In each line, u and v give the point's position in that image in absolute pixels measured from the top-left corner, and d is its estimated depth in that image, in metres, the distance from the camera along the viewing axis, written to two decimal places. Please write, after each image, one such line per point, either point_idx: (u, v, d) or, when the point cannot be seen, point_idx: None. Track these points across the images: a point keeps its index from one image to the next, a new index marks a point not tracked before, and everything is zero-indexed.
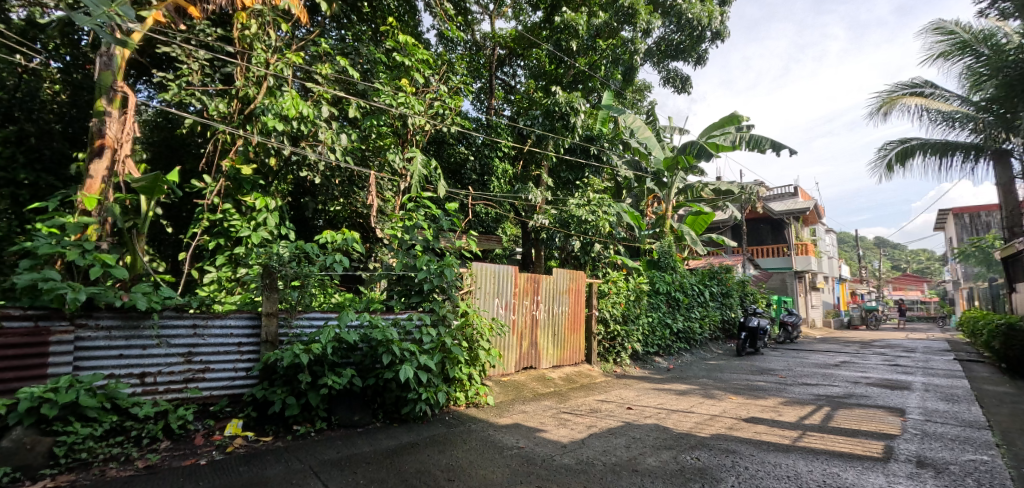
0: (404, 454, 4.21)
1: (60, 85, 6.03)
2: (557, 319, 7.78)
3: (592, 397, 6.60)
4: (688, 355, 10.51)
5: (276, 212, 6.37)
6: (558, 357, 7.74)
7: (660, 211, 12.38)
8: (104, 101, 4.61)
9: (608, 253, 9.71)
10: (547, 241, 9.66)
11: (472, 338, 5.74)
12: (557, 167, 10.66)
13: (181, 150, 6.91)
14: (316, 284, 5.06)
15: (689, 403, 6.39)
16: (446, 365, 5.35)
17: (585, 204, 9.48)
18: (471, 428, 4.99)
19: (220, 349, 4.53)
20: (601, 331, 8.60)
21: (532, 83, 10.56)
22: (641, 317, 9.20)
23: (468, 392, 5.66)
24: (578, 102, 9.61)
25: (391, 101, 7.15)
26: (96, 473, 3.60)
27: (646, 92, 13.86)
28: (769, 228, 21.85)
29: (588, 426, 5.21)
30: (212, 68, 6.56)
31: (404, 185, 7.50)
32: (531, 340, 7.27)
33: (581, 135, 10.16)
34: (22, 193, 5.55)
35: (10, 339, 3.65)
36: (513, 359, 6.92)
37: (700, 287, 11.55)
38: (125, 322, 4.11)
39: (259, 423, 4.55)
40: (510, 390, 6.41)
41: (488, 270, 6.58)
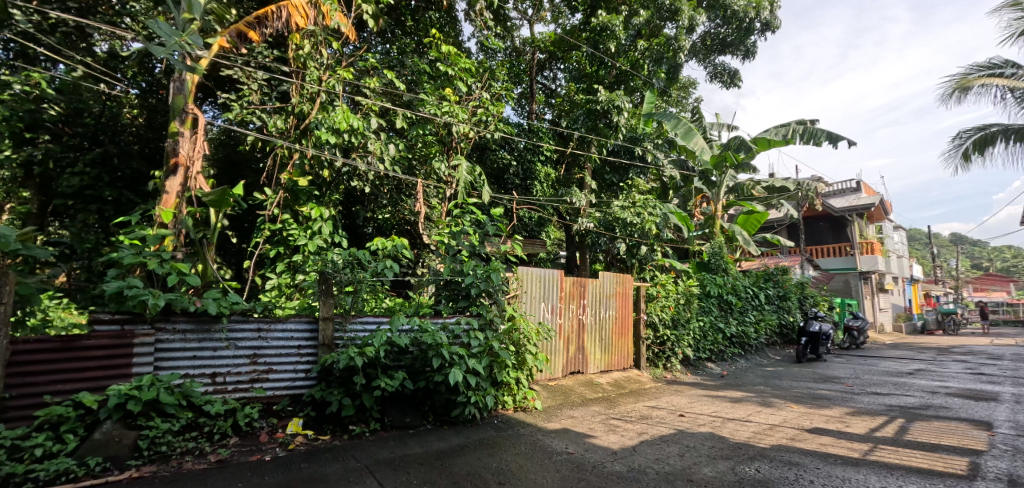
0: (454, 457, 4.35)
1: (138, 109, 6.58)
2: (604, 323, 7.79)
3: (642, 403, 6.56)
4: (743, 361, 10.23)
5: (330, 221, 6.71)
6: (606, 362, 7.75)
7: (710, 212, 12.14)
8: (178, 122, 5.02)
9: (655, 256, 9.63)
10: (592, 244, 9.70)
11: (519, 342, 5.86)
12: (601, 170, 10.67)
13: (242, 165, 7.40)
14: (369, 289, 5.31)
15: (746, 412, 6.26)
16: (494, 370, 5.47)
17: (629, 206, 9.44)
18: (520, 432, 5.09)
19: (281, 352, 4.82)
20: (650, 335, 8.53)
21: (573, 85, 10.63)
22: (691, 321, 9.05)
23: (516, 396, 5.76)
24: (622, 101, 9.52)
25: (436, 110, 7.39)
26: (175, 465, 3.90)
27: (691, 89, 13.64)
28: (829, 226, 20.97)
29: (639, 433, 5.22)
30: (270, 87, 7.00)
31: (450, 192, 7.71)
32: (578, 344, 7.31)
33: (625, 136, 10.12)
34: (107, 209, 6.12)
35: (101, 341, 4.04)
36: (560, 363, 6.99)
37: (754, 290, 11.22)
38: (198, 325, 4.46)
39: (318, 422, 4.80)
40: (558, 395, 6.48)
41: (534, 275, 6.69)
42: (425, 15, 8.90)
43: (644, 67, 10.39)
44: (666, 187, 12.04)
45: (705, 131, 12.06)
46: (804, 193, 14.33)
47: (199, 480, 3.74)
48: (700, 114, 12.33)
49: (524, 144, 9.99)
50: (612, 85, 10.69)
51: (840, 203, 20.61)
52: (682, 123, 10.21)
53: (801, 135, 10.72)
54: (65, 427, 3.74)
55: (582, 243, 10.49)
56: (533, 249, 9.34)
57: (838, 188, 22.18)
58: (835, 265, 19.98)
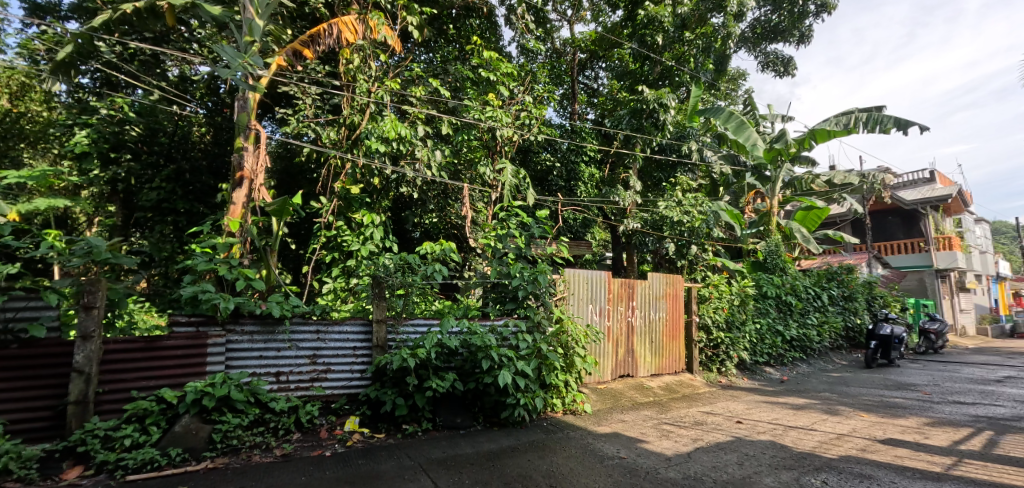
0: (504, 458, 4.46)
1: (206, 128, 7.03)
2: (654, 326, 7.73)
3: (696, 408, 6.47)
4: (805, 366, 9.85)
5: (382, 227, 7.03)
6: (656, 365, 7.69)
7: (764, 209, 11.79)
8: (242, 138, 5.38)
9: (706, 256, 9.44)
10: (639, 244, 9.64)
11: (568, 345, 5.92)
12: (647, 168, 10.56)
13: (298, 176, 7.84)
14: (419, 292, 5.51)
15: (810, 420, 6.07)
16: (543, 372, 5.56)
17: (675, 206, 9.29)
18: (570, 435, 5.15)
19: (339, 352, 5.08)
20: (703, 338, 8.38)
21: (615, 83, 10.64)
22: (747, 323, 8.80)
23: (565, 399, 5.81)
24: (669, 98, 9.44)
25: (480, 115, 7.57)
26: (244, 458, 4.19)
27: (741, 80, 13.30)
28: (899, 221, 19.87)
29: (694, 440, 5.17)
30: (323, 101, 7.38)
31: (496, 195, 7.82)
32: (627, 347, 7.30)
33: (671, 133, 9.99)
34: (181, 220, 6.64)
35: (179, 341, 4.39)
36: (609, 366, 6.99)
37: (815, 290, 10.78)
38: (264, 327, 4.77)
39: (373, 420, 5.02)
40: (608, 398, 6.48)
41: (581, 277, 6.74)
42: (466, 22, 9.13)
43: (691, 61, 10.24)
44: (716, 183, 11.74)
45: (758, 125, 11.72)
46: (869, 186, 13.63)
47: (267, 473, 4.00)
48: (752, 106, 11.99)
49: (567, 145, 10.06)
50: (655, 81, 10.58)
51: (911, 196, 19.48)
52: (733, 117, 9.71)
53: (864, 124, 10.07)
54: (150, 420, 4.07)
55: (630, 244, 10.45)
56: (579, 250, 9.38)
57: (909, 179, 20.95)
58: (907, 263, 18.87)
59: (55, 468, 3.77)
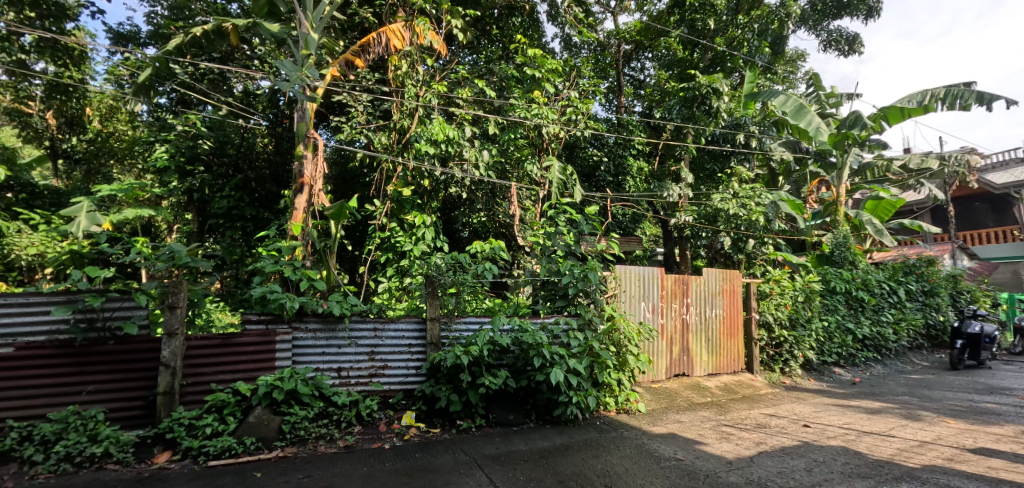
0: (558, 456, 4.54)
1: (268, 138, 7.52)
2: (711, 323, 7.60)
3: (758, 410, 6.30)
4: (880, 367, 9.22)
5: (433, 228, 7.29)
6: (714, 364, 7.56)
7: (830, 198, 11.23)
8: (302, 147, 5.69)
9: (767, 249, 9.10)
10: (693, 238, 9.44)
11: (620, 342, 5.91)
12: (700, 160, 10.33)
13: (352, 181, 8.24)
14: (470, 291, 5.68)
15: (888, 425, 5.79)
16: (595, 370, 5.59)
17: (729, 198, 9.05)
18: (624, 434, 5.15)
19: (395, 349, 5.30)
20: (764, 336, 8.12)
21: (662, 74, 10.48)
22: (813, 321, 8.42)
23: (618, 398, 5.81)
24: (722, 84, 9.21)
25: (525, 113, 7.67)
26: (311, 448, 4.46)
27: (800, 61, 12.77)
28: (989, 207, 18.49)
29: (757, 443, 5.06)
30: (374, 107, 7.68)
31: (542, 193, 7.87)
32: (682, 345, 7.21)
33: (726, 122, 9.57)
34: (249, 226, 7.16)
35: (251, 338, 4.74)
36: (663, 365, 6.93)
37: (891, 285, 10.11)
38: (326, 325, 5.06)
39: (429, 416, 5.20)
40: (663, 398, 6.43)
41: (633, 274, 6.71)
42: (510, 21, 9.23)
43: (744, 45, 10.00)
44: (774, 172, 11.32)
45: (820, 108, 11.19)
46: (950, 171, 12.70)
47: (333, 463, 4.25)
48: (814, 87, 11.42)
49: (614, 139, 9.99)
50: (706, 68, 10.38)
51: (1001, 180, 18.05)
52: (791, 100, 9.23)
53: (942, 101, 9.36)
54: (227, 410, 4.40)
55: (682, 239, 10.34)
56: (630, 246, 9.28)
57: (999, 160, 19.36)
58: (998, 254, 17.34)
59: (148, 452, 4.15)
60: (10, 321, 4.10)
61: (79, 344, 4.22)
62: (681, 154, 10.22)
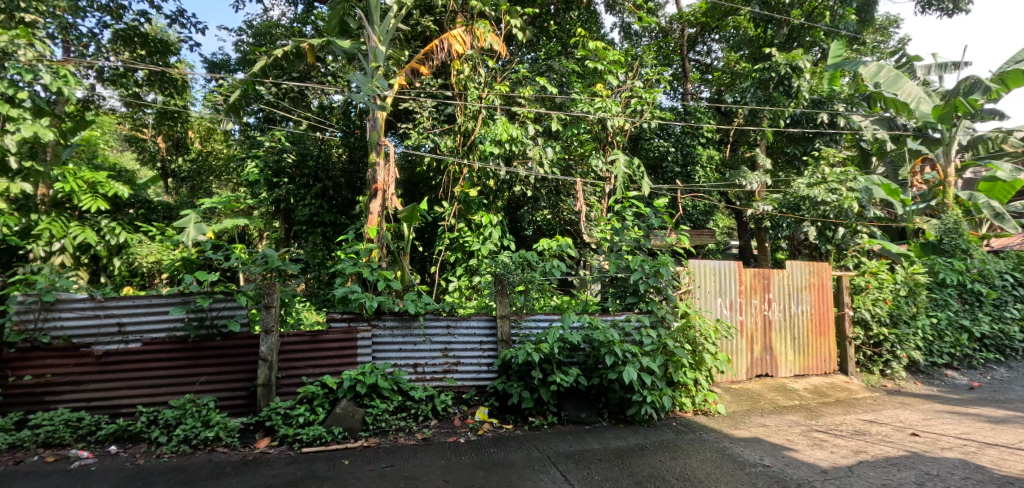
0: (634, 457, 4.54)
1: (342, 148, 7.99)
2: (797, 321, 7.23)
3: (855, 416, 5.89)
4: (1004, 369, 8.29)
5: (499, 226, 7.51)
6: (801, 365, 7.19)
7: (935, 179, 10.32)
8: (375, 154, 6.02)
9: (859, 239, 8.15)
10: (774, 228, 8.98)
11: (696, 340, 5.77)
12: (778, 144, 9.79)
13: (419, 185, 8.69)
14: (539, 289, 5.78)
15: (1017, 437, 5.27)
16: (670, 369, 5.50)
17: (815, 184, 8.49)
18: (703, 437, 5.04)
19: (467, 347, 5.49)
20: (859, 335, 7.58)
21: (732, 55, 10.12)
22: (919, 317, 7.73)
23: (695, 399, 5.68)
24: (803, 62, 8.82)
25: (588, 108, 7.60)
26: (392, 439, 4.73)
27: (892, 28, 11.81)
28: None
29: (855, 452, 4.77)
30: (439, 112, 8.03)
31: (609, 188, 7.85)
32: (764, 344, 6.93)
33: (807, 101, 9.04)
34: (328, 231, 7.70)
35: (336, 335, 5.08)
36: (744, 365, 6.71)
37: (1016, 276, 9.05)
38: (402, 322, 5.33)
39: (501, 412, 5.35)
40: (744, 400, 6.20)
41: (708, 268, 6.56)
42: (567, 15, 9.25)
43: (824, 15, 9.49)
44: (866, 153, 10.47)
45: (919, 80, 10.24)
46: None
47: (413, 454, 4.50)
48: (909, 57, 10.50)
49: (681, 128, 9.82)
50: (782, 44, 9.97)
51: None
52: (885, 71, 8.49)
53: None
54: (317, 402, 4.75)
55: (760, 229, 9.94)
56: (702, 239, 8.98)
57: None
58: None
59: (251, 438, 4.59)
60: (137, 321, 4.67)
61: (192, 340, 4.73)
62: (756, 140, 9.75)
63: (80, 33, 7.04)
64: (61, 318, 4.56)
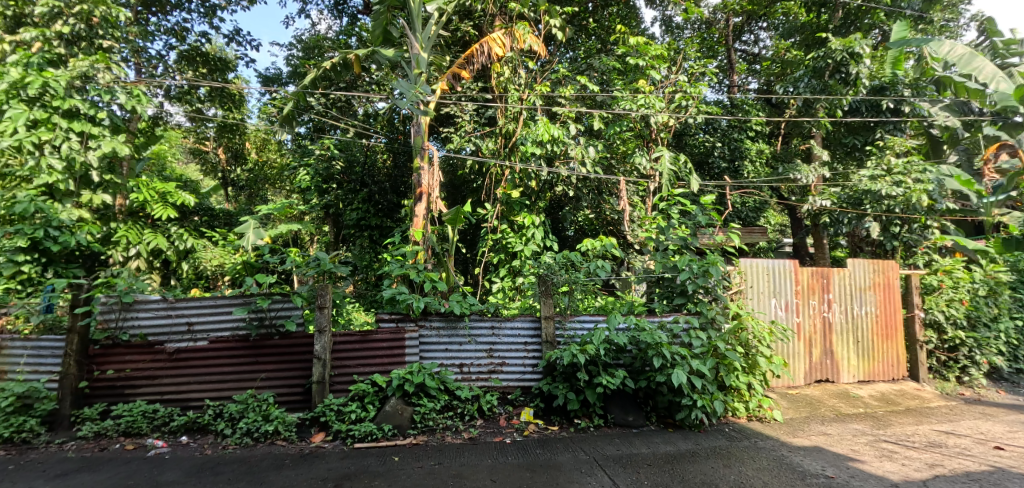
0: (684, 462, 4.47)
1: (387, 153, 8.22)
2: (860, 323, 6.89)
3: (929, 426, 5.54)
4: None
5: (541, 227, 7.55)
6: (866, 370, 6.84)
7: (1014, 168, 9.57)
8: (419, 159, 6.19)
9: (931, 235, 7.66)
10: (832, 224, 8.59)
11: (750, 343, 5.59)
12: (836, 134, 9.35)
13: (461, 187, 8.86)
14: (583, 289, 5.78)
15: None
16: (721, 372, 5.36)
17: (879, 176, 7.98)
18: (759, 444, 4.89)
19: (512, 347, 5.56)
20: (932, 339, 7.08)
21: (782, 42, 9.78)
22: (1000, 319, 7.17)
23: (749, 404, 5.50)
24: (861, 46, 8.38)
25: (631, 105, 7.52)
26: (439, 437, 4.85)
27: (962, 5, 11.04)
28: None
29: (930, 465, 4.52)
30: (480, 114, 8.20)
31: (654, 185, 7.78)
32: (824, 347, 6.66)
33: (868, 86, 8.56)
34: (375, 234, 8.00)
35: (385, 335, 5.26)
36: (801, 369, 6.48)
37: None
38: (448, 323, 5.45)
39: (546, 413, 5.37)
40: (801, 406, 5.96)
41: (760, 267, 6.41)
42: (605, 12, 9.24)
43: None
44: (936, 139, 9.42)
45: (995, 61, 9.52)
46: None
47: (460, 453, 4.59)
48: (983, 35, 9.77)
49: (727, 122, 9.71)
50: (838, 28, 9.56)
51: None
52: (958, 50, 7.27)
53: None
54: (368, 399, 4.93)
55: (815, 224, 9.56)
56: (752, 236, 8.69)
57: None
58: None
59: (307, 432, 4.82)
60: (204, 320, 4.98)
61: (253, 339, 5.00)
62: (811, 132, 9.34)
63: (149, 56, 7.62)
64: (138, 318, 4.92)
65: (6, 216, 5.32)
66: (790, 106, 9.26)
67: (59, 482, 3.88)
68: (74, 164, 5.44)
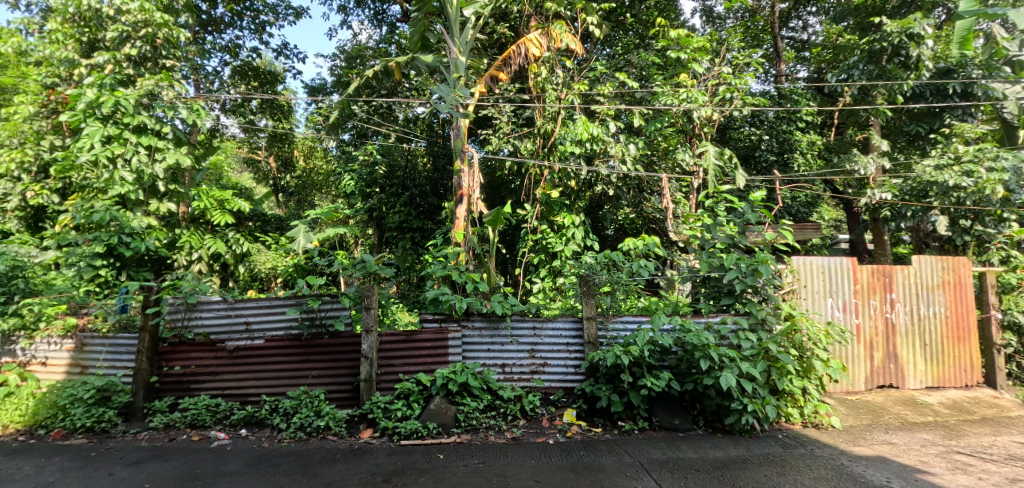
0: (734, 469, 4.38)
1: (426, 157, 8.40)
2: (928, 325, 6.53)
3: (1008, 437, 5.20)
4: None
5: (582, 226, 7.55)
6: (935, 376, 6.48)
7: None
8: (460, 162, 6.32)
9: (1007, 228, 7.07)
10: (890, 219, 8.19)
11: (805, 345, 5.39)
12: (896, 122, 8.85)
13: (501, 188, 8.95)
14: (625, 289, 5.74)
15: None
16: (773, 375, 5.20)
17: (947, 166, 7.47)
18: (815, 452, 4.72)
19: (553, 347, 5.57)
20: (1012, 342, 6.61)
21: (833, 27, 9.35)
22: None
23: (804, 409, 5.31)
24: (922, 27, 7.79)
25: (672, 100, 7.38)
26: (483, 437, 4.93)
27: None
28: None
29: (1010, 480, 4.26)
30: (518, 116, 8.26)
31: (697, 182, 7.62)
32: (887, 351, 6.36)
33: (932, 69, 8.07)
34: (417, 236, 8.19)
35: (430, 335, 5.38)
36: (862, 374, 6.22)
37: None
38: (490, 323, 5.54)
39: (589, 414, 5.37)
40: (863, 413, 5.70)
41: (814, 266, 6.21)
42: (642, 6, 9.20)
43: None
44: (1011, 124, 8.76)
45: None
46: None
47: (505, 453, 4.65)
48: None
49: (776, 113, 9.27)
50: (895, 9, 9.07)
51: None
52: None
53: None
54: (413, 398, 5.06)
55: (871, 219, 9.13)
56: (804, 233, 8.39)
57: None
58: None
59: (356, 428, 4.99)
60: (261, 320, 5.24)
61: (304, 338, 5.22)
62: (867, 120, 8.89)
63: (207, 72, 8.09)
64: (201, 318, 5.25)
65: (86, 225, 5.78)
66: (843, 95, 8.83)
67: (134, 468, 4.17)
68: (142, 176, 5.83)
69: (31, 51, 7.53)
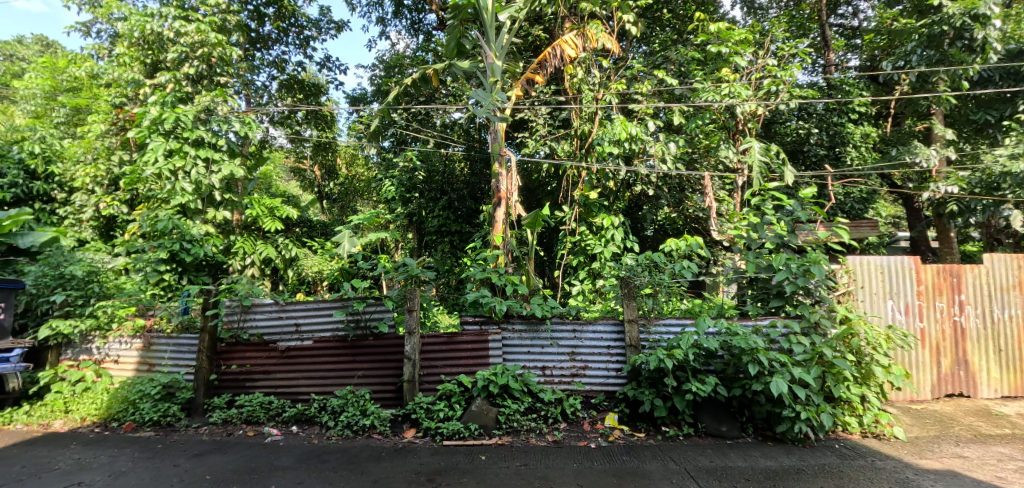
0: (787, 479, 4.25)
1: (463, 162, 8.51)
2: (1002, 330, 6.14)
3: None
4: None
5: (621, 228, 7.49)
6: (1011, 384, 6.10)
7: None
8: (497, 165, 6.40)
9: None
10: (951, 214, 7.76)
11: (863, 351, 5.16)
12: (959, 109, 8.33)
13: (539, 191, 8.99)
14: (668, 291, 5.66)
15: None
16: (828, 382, 5.00)
17: (1020, 156, 6.94)
18: (876, 464, 4.52)
19: (594, 350, 5.56)
20: None
21: (886, 12, 8.93)
22: None
23: (863, 419, 5.09)
24: (987, 6, 7.32)
25: (714, 95, 7.23)
26: (524, 439, 4.97)
27: None
28: None
29: None
30: (554, 117, 8.29)
31: (742, 179, 7.43)
32: (956, 357, 6.03)
33: (999, 52, 7.56)
34: (456, 239, 8.32)
35: (471, 337, 5.47)
36: (927, 381, 5.94)
37: None
38: (530, 326, 5.57)
39: (632, 419, 5.32)
40: (930, 424, 5.40)
41: (870, 266, 5.96)
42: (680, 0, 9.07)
43: None
44: None
45: None
46: None
47: (547, 456, 4.67)
48: None
49: (824, 105, 9.05)
50: None
51: None
52: None
53: None
54: (455, 399, 5.15)
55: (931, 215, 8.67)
56: (859, 231, 8.05)
57: None
58: None
59: (401, 428, 5.12)
60: (310, 321, 5.46)
61: (351, 339, 5.41)
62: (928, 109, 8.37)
63: (257, 86, 8.48)
64: (255, 319, 5.53)
65: (151, 233, 6.17)
66: (901, 83, 8.37)
67: (197, 461, 4.41)
68: (200, 186, 6.15)
69: (101, 73, 8.11)
